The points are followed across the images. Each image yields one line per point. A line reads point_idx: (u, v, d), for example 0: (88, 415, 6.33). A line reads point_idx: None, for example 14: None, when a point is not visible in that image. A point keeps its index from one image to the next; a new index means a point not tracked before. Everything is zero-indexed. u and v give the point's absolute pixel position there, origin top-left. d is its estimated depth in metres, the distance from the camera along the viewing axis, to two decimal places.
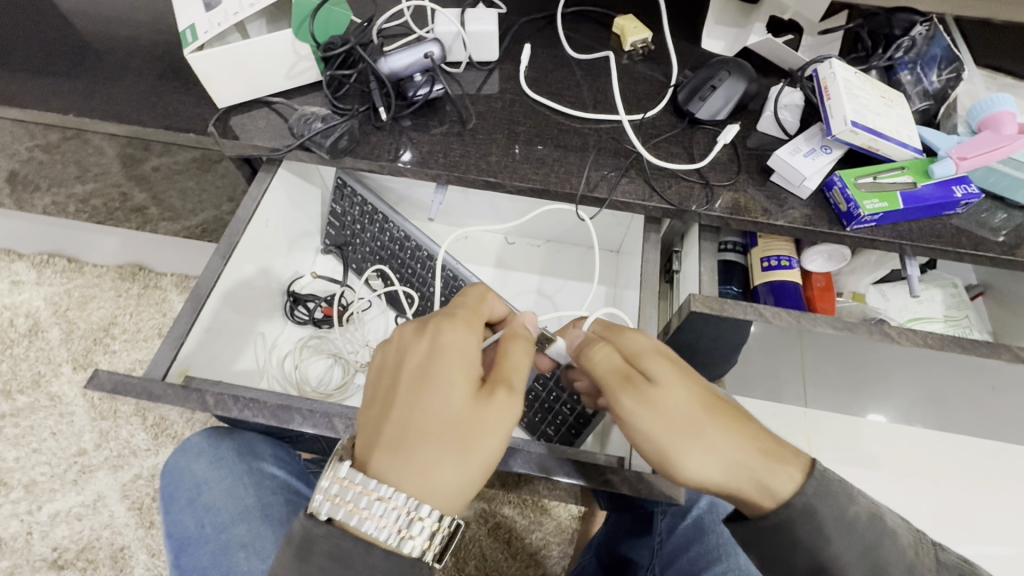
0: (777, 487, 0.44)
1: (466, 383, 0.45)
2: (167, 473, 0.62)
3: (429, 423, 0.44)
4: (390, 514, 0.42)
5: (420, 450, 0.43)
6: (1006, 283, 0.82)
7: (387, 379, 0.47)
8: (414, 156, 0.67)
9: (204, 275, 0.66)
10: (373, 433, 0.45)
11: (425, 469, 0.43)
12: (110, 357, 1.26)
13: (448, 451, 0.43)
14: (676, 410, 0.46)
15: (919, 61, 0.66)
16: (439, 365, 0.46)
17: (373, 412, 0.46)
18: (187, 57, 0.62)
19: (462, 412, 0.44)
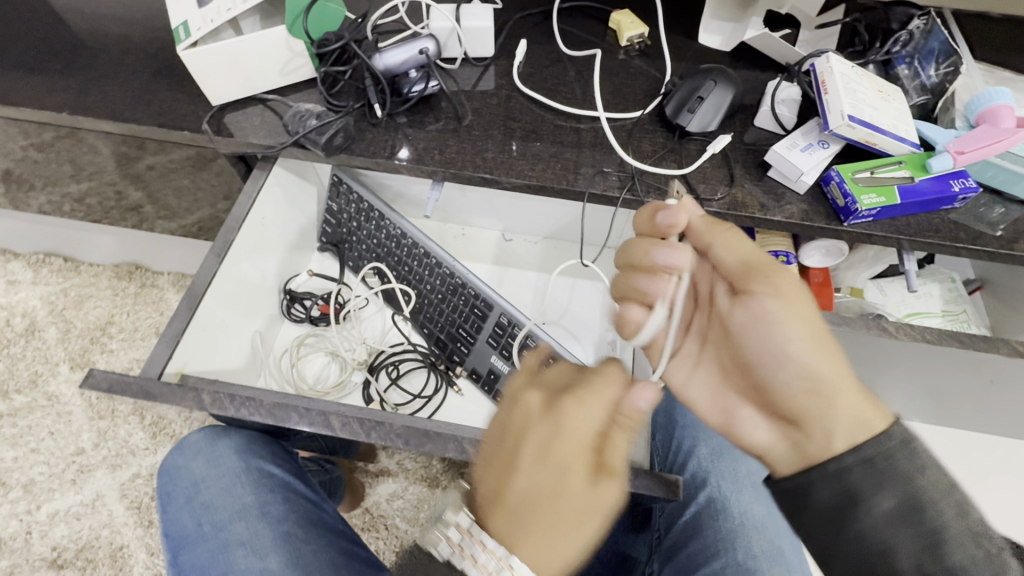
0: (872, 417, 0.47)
1: (555, 452, 0.47)
2: (164, 472, 0.62)
3: (554, 498, 0.45)
4: (486, 561, 0.44)
5: (545, 521, 0.45)
6: (1004, 278, 0.82)
7: (514, 440, 0.48)
8: (411, 153, 0.67)
9: (200, 273, 0.66)
10: (491, 489, 0.47)
11: (538, 544, 0.45)
12: (107, 356, 1.26)
13: (547, 522, 0.45)
14: (808, 321, 0.51)
15: (917, 55, 0.66)
16: (568, 437, 0.47)
17: (490, 473, 0.48)
18: (180, 54, 0.61)
19: (582, 495, 0.46)
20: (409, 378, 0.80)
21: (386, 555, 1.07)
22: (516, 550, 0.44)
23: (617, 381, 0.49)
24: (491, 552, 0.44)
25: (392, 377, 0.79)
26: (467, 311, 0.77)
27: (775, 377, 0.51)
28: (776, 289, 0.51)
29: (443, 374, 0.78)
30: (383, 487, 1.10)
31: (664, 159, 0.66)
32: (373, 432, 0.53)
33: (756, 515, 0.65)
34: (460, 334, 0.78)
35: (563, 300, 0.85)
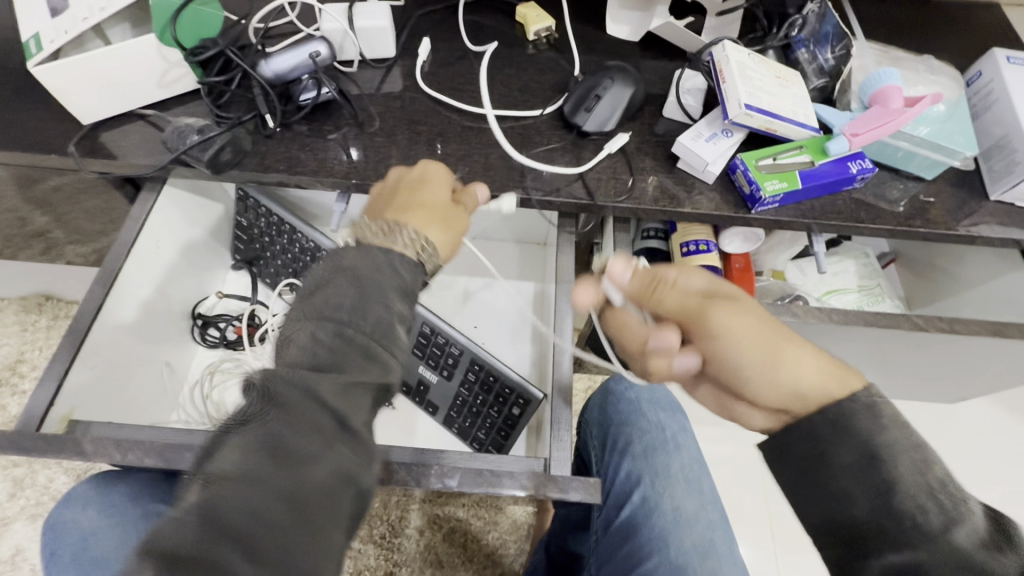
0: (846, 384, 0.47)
1: (416, 191, 0.52)
2: (49, 530, 0.56)
3: (439, 212, 0.50)
4: (404, 238, 0.46)
5: (429, 218, 0.49)
6: (914, 251, 0.86)
7: (410, 184, 0.53)
8: (360, 153, 0.64)
9: (83, 308, 0.60)
10: (392, 203, 0.51)
11: (426, 212, 0.50)
12: (19, 398, 1.16)
13: (441, 215, 0.50)
14: (763, 328, 0.49)
15: (813, 39, 0.67)
16: (436, 184, 0.52)
17: (398, 196, 0.51)
18: (31, 70, 0.56)
19: (445, 208, 0.51)
20: None
21: None
22: (409, 225, 0.47)
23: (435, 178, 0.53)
24: (406, 239, 0.46)
25: None
26: None
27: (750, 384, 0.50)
28: (733, 312, 0.50)
29: None
30: None
31: (576, 155, 0.65)
32: None
33: (688, 510, 0.65)
34: None
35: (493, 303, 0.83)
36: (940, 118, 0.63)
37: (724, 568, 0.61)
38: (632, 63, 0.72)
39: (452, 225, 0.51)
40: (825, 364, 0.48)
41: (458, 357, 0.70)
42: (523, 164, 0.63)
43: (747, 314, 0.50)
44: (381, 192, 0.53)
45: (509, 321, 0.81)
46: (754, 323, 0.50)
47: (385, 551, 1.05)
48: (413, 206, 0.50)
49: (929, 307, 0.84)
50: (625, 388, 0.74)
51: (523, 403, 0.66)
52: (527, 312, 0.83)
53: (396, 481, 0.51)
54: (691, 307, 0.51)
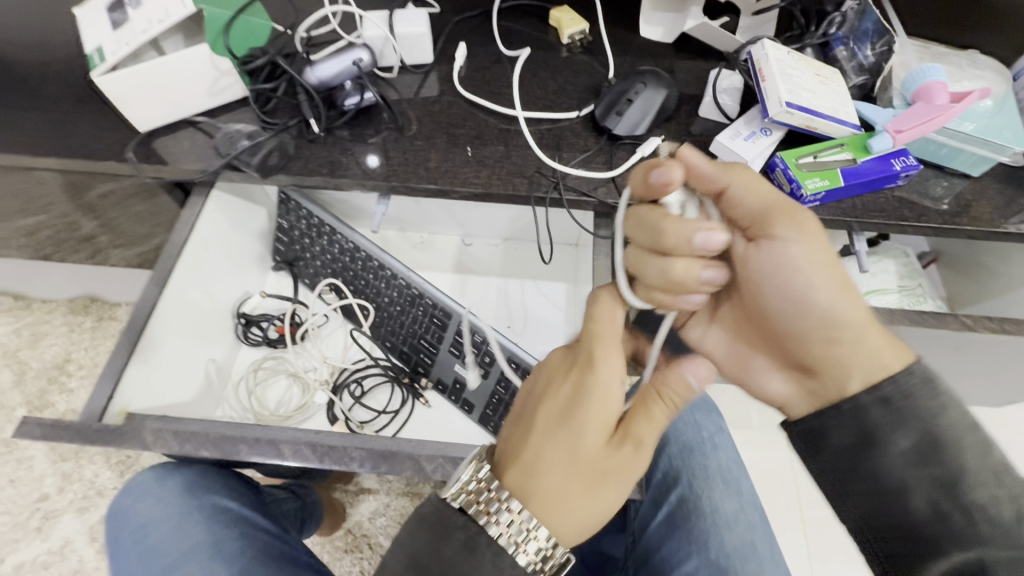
0: (889, 360, 0.47)
1: (589, 468, 0.44)
2: (112, 518, 0.59)
3: (593, 468, 0.45)
4: (506, 520, 0.43)
5: (576, 478, 0.44)
6: (957, 250, 0.84)
7: (566, 402, 0.47)
8: (382, 160, 0.65)
9: (139, 305, 0.63)
10: (528, 461, 0.45)
11: (556, 498, 0.44)
12: (67, 396, 1.21)
13: (576, 493, 0.44)
14: (834, 266, 0.48)
15: (853, 36, 0.66)
16: (601, 404, 0.45)
17: (547, 432, 0.46)
18: (95, 80, 0.59)
19: (593, 453, 0.45)
20: (374, 395, 0.78)
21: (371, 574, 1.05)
22: (530, 501, 0.44)
23: (603, 398, 0.46)
24: (518, 517, 0.43)
25: (355, 396, 0.77)
26: (426, 322, 0.75)
27: (792, 321, 0.50)
28: (802, 229, 0.48)
29: (408, 386, 0.76)
30: (363, 506, 1.08)
31: (612, 155, 0.65)
32: (327, 458, 0.52)
33: (727, 511, 0.64)
34: (422, 345, 0.75)
35: (526, 304, 0.84)
36: (988, 113, 0.62)
37: (764, 569, 0.61)
38: (667, 63, 0.72)
39: (600, 480, 0.45)
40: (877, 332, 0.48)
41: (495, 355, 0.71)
42: (553, 167, 0.64)
43: (803, 242, 0.48)
44: (551, 395, 0.47)
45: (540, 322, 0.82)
46: (821, 256, 0.48)
47: None
48: (552, 447, 0.45)
49: (973, 307, 0.82)
50: None
51: None
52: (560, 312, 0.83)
53: (440, 475, 0.52)
54: (771, 208, 0.48)
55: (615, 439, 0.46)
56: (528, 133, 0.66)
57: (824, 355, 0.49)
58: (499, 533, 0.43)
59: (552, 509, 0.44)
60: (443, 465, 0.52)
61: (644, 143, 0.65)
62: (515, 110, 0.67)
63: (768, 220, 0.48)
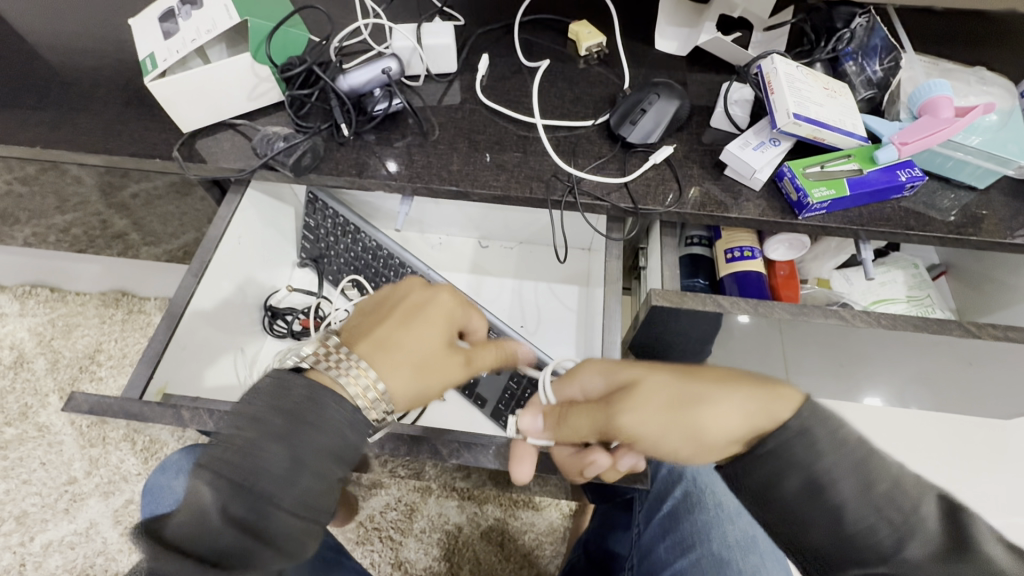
0: (777, 411, 0.48)
1: (427, 361, 0.52)
2: (148, 493, 0.63)
3: (422, 359, 0.52)
4: (358, 381, 0.48)
5: (408, 360, 0.51)
6: (967, 263, 0.85)
7: (409, 305, 0.54)
8: (398, 167, 0.69)
9: (177, 294, 0.67)
10: (371, 337, 0.52)
11: (386, 367, 0.50)
12: (96, 384, 1.26)
13: (401, 365, 0.51)
14: (670, 386, 0.50)
15: (861, 51, 0.69)
16: (446, 322, 0.54)
17: (392, 322, 0.53)
18: (148, 85, 0.64)
19: (430, 346, 0.52)
20: None
21: (382, 567, 1.07)
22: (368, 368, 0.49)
23: (428, 289, 0.56)
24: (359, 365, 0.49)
25: None
26: None
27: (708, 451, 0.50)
28: (629, 404, 0.50)
29: None
30: (376, 500, 1.11)
31: (625, 162, 0.68)
32: None
33: (730, 506, 0.67)
34: None
35: (540, 305, 0.87)
36: (993, 127, 0.63)
37: (766, 564, 0.62)
38: (681, 76, 0.76)
39: (435, 369, 0.52)
40: (749, 392, 0.49)
41: None
42: (570, 172, 0.67)
43: (649, 374, 0.51)
44: (395, 306, 0.54)
45: (552, 322, 0.85)
46: (662, 391, 0.50)
47: (426, 545, 1.08)
48: (394, 330, 0.52)
49: (983, 319, 0.82)
50: None
51: None
52: (571, 313, 0.86)
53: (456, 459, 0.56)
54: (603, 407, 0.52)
55: (456, 347, 0.54)
56: (546, 139, 0.69)
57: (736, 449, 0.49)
58: (351, 387, 0.48)
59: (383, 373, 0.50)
60: (457, 449, 0.56)
61: (656, 151, 0.68)
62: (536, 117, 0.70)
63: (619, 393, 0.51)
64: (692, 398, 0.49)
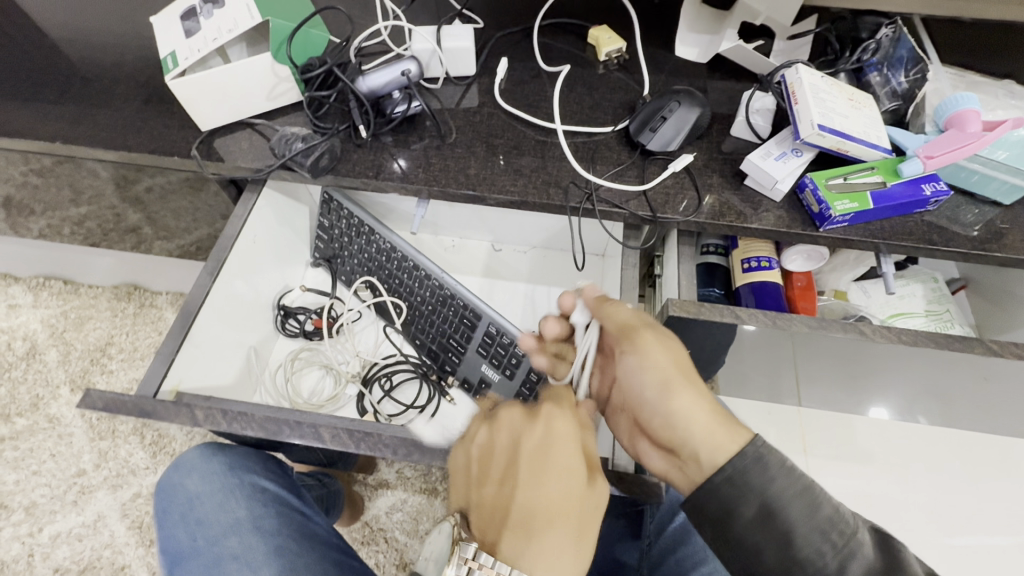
0: (719, 444, 0.47)
1: (542, 463, 0.50)
2: (161, 490, 0.64)
3: (575, 518, 0.48)
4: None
5: (559, 527, 0.48)
6: (988, 277, 0.83)
7: (534, 468, 0.50)
8: (406, 166, 0.69)
9: (192, 293, 0.67)
10: (488, 513, 0.50)
11: (529, 554, 0.47)
12: (107, 376, 1.27)
13: (556, 549, 0.47)
14: (664, 362, 0.53)
15: (886, 63, 0.68)
16: (561, 454, 0.50)
17: (528, 492, 0.49)
18: (168, 82, 0.64)
19: (573, 484, 0.49)
20: (403, 389, 0.81)
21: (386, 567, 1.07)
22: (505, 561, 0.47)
23: (537, 417, 0.53)
24: (487, 568, 0.46)
25: (385, 389, 0.80)
26: (457, 322, 0.77)
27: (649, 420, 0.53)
28: (641, 347, 0.53)
29: (435, 383, 0.79)
30: (382, 500, 1.11)
31: (644, 170, 0.68)
32: (363, 444, 0.55)
33: None
34: (450, 345, 0.78)
35: (553, 311, 0.86)
36: None
37: None
38: (701, 83, 0.75)
39: (586, 526, 0.49)
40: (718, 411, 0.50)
41: (521, 357, 0.73)
42: (588, 178, 0.67)
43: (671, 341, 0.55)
44: (513, 473, 0.51)
45: None
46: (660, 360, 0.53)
47: None
48: (515, 502, 0.49)
49: (1002, 335, 0.81)
50: None
51: None
52: None
53: None
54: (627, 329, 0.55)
55: (588, 467, 0.51)
56: (565, 145, 0.68)
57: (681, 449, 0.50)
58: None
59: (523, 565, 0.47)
60: None
61: (675, 159, 0.68)
62: (555, 123, 0.70)
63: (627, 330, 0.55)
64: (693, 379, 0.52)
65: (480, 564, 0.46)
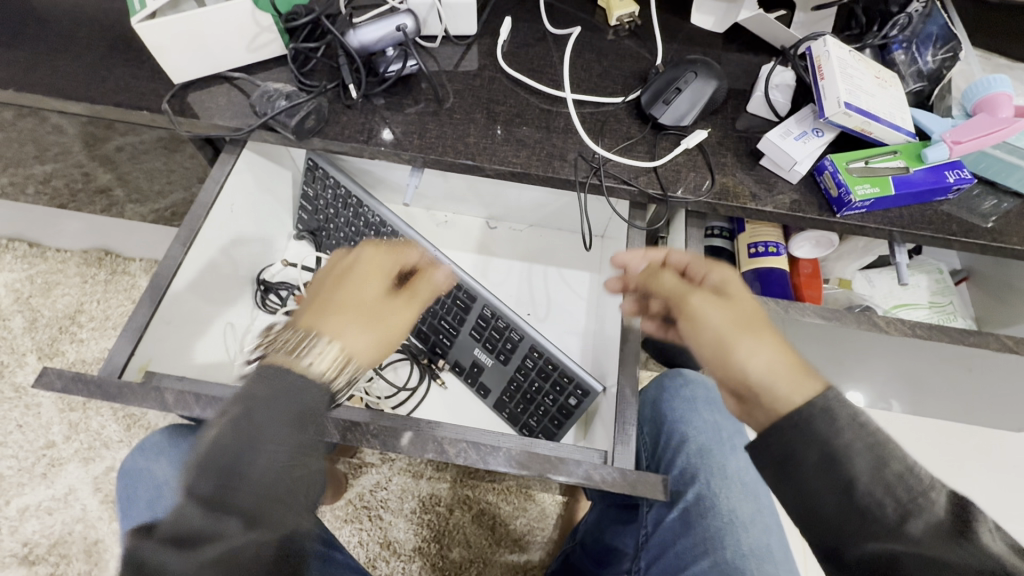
0: (793, 391, 0.44)
1: (383, 314, 0.54)
2: (124, 475, 0.62)
3: (359, 352, 0.50)
4: (324, 355, 0.47)
5: (357, 318, 0.52)
6: (990, 269, 0.82)
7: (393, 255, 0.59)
8: (394, 134, 0.63)
9: (164, 264, 0.62)
10: (323, 295, 0.53)
11: (350, 336, 0.50)
12: (78, 346, 1.21)
13: (356, 328, 0.51)
14: (745, 311, 0.50)
15: (914, 40, 0.64)
16: (377, 272, 0.56)
17: (323, 312, 0.52)
18: (135, 26, 0.57)
19: (374, 297, 0.54)
20: (395, 370, 0.78)
21: (370, 546, 1.06)
22: (327, 334, 0.49)
23: (371, 269, 0.56)
24: (310, 342, 0.47)
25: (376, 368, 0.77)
26: (449, 303, 0.73)
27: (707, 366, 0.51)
28: (710, 299, 0.52)
29: (426, 366, 0.76)
30: (366, 478, 1.09)
31: (654, 145, 0.64)
32: (349, 433, 0.52)
33: (744, 513, 0.66)
34: (443, 326, 0.74)
35: (550, 293, 0.83)
36: None
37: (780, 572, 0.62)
38: (716, 54, 0.70)
39: (390, 337, 0.54)
40: (796, 362, 0.46)
41: (517, 342, 0.69)
42: (596, 152, 0.62)
43: (749, 300, 0.52)
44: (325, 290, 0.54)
45: (563, 310, 0.81)
46: (730, 310, 0.50)
47: (416, 526, 1.07)
48: (341, 310, 0.52)
49: (1000, 330, 0.81)
50: (680, 387, 0.75)
51: (581, 394, 0.65)
52: (582, 302, 0.82)
53: (462, 459, 0.52)
54: (682, 288, 0.54)
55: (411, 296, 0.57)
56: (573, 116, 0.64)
57: (745, 377, 0.46)
58: (303, 357, 0.47)
59: (362, 348, 0.51)
60: (463, 448, 0.52)
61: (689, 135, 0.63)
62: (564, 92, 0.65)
63: (679, 295, 0.54)
64: (755, 324, 0.49)
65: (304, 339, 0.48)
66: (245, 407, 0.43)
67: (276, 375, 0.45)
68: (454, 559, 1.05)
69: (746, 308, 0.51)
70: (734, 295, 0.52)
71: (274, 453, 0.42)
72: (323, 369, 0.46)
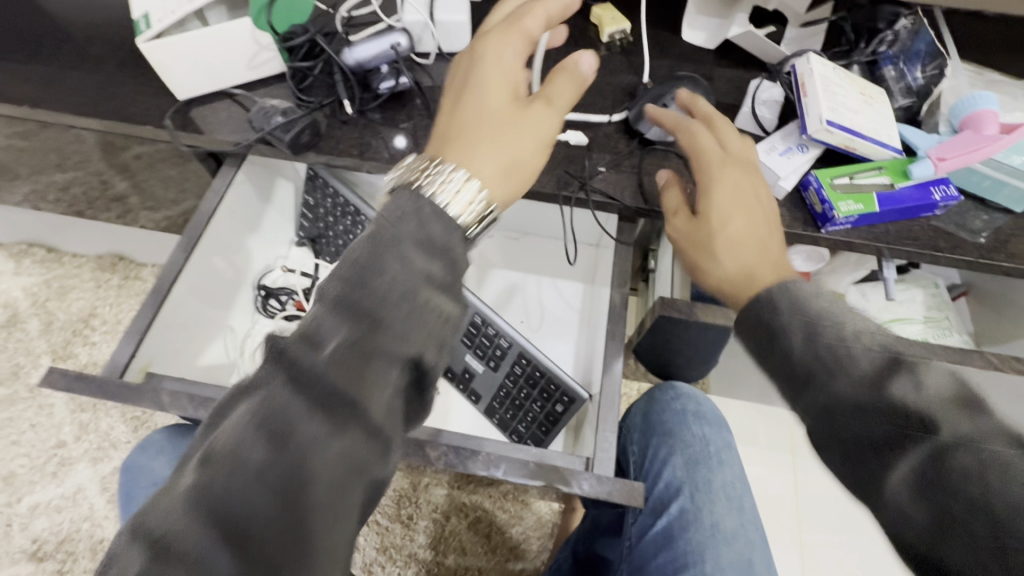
0: (766, 274, 0.49)
1: (509, 128, 0.44)
2: (125, 471, 0.64)
3: (521, 162, 0.44)
4: (450, 188, 0.39)
5: (495, 136, 0.44)
6: (989, 284, 0.81)
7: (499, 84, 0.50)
8: (409, 143, 0.66)
9: (166, 268, 0.64)
10: (443, 126, 0.45)
11: (496, 163, 0.43)
12: (90, 348, 1.25)
13: (495, 145, 0.43)
14: (753, 190, 0.54)
15: (902, 56, 0.64)
16: (500, 76, 0.46)
17: (466, 142, 0.43)
18: (140, 46, 0.60)
19: (500, 109, 0.44)
20: None
21: (366, 551, 1.08)
22: (454, 164, 0.41)
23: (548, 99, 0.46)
24: (457, 179, 0.40)
25: None
26: None
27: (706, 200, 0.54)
28: (726, 170, 0.55)
29: None
30: None
31: (642, 160, 0.65)
32: None
33: (728, 527, 0.66)
34: None
35: (543, 302, 0.84)
36: None
37: None
38: (707, 70, 0.70)
39: (520, 175, 0.44)
40: (778, 259, 0.51)
41: (506, 349, 0.71)
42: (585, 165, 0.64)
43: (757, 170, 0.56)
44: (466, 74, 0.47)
45: (556, 319, 0.82)
46: (742, 186, 0.54)
47: (413, 532, 1.08)
48: (463, 128, 0.44)
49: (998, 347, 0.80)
50: (671, 399, 0.75)
51: (567, 401, 0.67)
52: (575, 312, 0.83)
53: (445, 463, 0.53)
54: (703, 146, 0.56)
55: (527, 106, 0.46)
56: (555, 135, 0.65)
57: (726, 249, 0.52)
58: (441, 198, 0.39)
59: (505, 176, 0.43)
60: (445, 451, 0.54)
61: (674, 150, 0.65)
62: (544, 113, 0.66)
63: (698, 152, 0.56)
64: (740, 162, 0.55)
65: (430, 179, 0.39)
66: (206, 510, 0.31)
67: (291, 375, 0.32)
68: (449, 565, 1.06)
69: (749, 172, 0.55)
70: (749, 170, 0.55)
71: (315, 477, 0.31)
72: (450, 205, 0.39)
